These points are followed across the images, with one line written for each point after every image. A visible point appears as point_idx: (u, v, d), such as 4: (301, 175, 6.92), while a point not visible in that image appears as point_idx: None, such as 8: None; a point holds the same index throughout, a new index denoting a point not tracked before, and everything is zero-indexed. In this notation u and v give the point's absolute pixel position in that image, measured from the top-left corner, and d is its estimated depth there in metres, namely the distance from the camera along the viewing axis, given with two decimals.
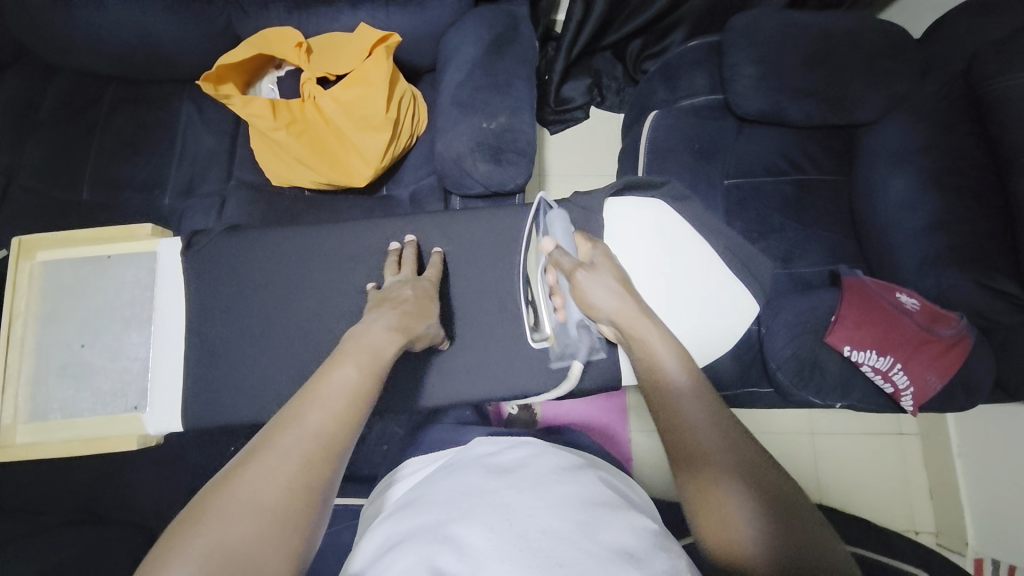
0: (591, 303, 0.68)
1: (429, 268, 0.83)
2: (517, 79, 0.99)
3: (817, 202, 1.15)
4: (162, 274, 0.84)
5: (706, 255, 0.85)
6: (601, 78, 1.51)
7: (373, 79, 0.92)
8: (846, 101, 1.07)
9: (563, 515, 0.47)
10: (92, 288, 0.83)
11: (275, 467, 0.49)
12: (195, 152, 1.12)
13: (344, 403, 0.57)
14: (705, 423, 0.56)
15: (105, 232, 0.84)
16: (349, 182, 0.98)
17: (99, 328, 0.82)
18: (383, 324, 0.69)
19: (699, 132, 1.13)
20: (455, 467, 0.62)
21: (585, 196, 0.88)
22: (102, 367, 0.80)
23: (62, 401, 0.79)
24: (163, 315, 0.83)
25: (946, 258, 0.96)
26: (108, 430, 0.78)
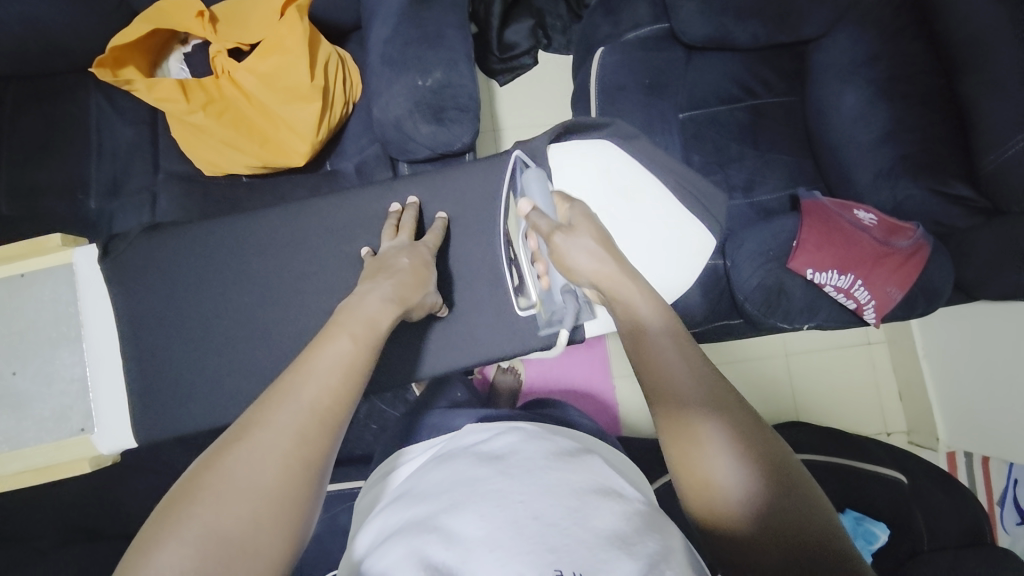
0: (569, 267, 0.63)
1: (429, 233, 0.79)
2: (449, 27, 0.92)
3: (774, 126, 1.13)
4: (83, 288, 0.79)
5: (659, 195, 0.83)
6: (544, 18, 1.43)
7: (289, 45, 0.84)
8: (793, 16, 1.03)
9: (551, 501, 0.47)
10: (12, 312, 0.78)
11: (269, 446, 0.46)
12: (113, 148, 1.03)
13: (339, 376, 0.53)
14: (687, 370, 0.52)
15: (12, 251, 0.78)
16: (285, 162, 0.91)
17: (28, 352, 0.77)
18: (379, 295, 0.65)
19: (648, 66, 1.09)
20: (444, 458, 0.61)
21: (527, 147, 0.84)
22: (41, 394, 0.76)
23: (5, 433, 0.75)
24: (93, 332, 0.79)
25: (901, 169, 0.97)
26: (58, 457, 0.74)
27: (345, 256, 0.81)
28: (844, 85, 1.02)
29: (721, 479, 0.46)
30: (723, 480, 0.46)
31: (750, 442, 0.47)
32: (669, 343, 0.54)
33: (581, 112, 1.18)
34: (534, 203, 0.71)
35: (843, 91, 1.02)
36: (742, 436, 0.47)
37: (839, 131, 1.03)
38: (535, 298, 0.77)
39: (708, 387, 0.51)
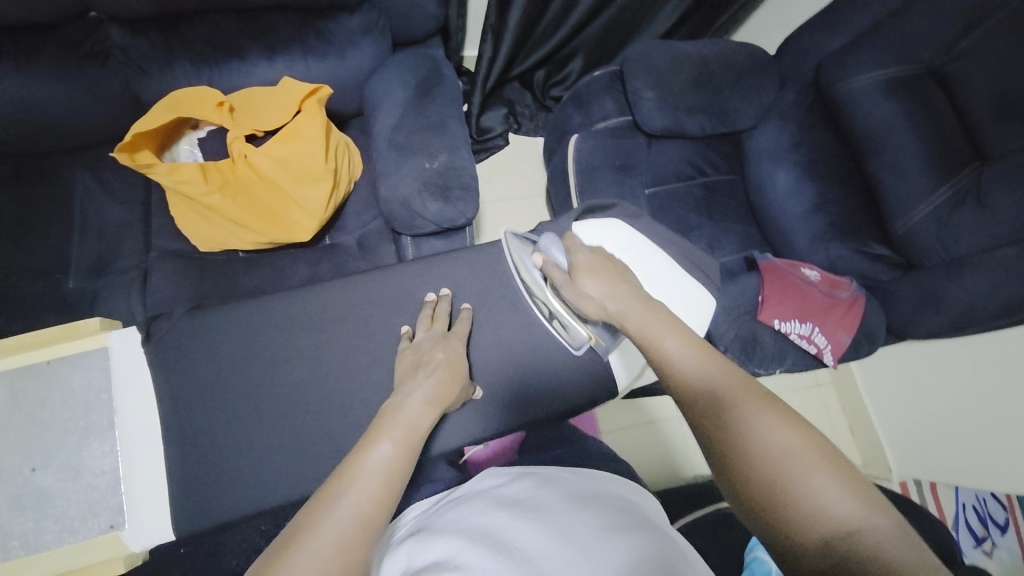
0: (589, 310, 0.74)
1: (458, 324, 0.84)
2: (450, 118, 1.04)
3: (723, 199, 1.32)
4: (119, 373, 0.79)
5: (664, 264, 0.92)
6: (514, 107, 1.61)
7: (307, 132, 0.90)
8: (730, 113, 1.25)
9: (567, 544, 0.50)
10: (39, 402, 0.77)
11: (312, 554, 0.47)
12: (101, 226, 1.00)
13: (381, 484, 0.55)
14: (756, 420, 0.54)
15: (46, 338, 0.78)
16: (292, 238, 0.94)
17: (47, 446, 0.76)
18: (420, 397, 0.68)
19: (617, 149, 1.26)
20: (459, 501, 0.62)
21: (552, 224, 0.94)
22: (60, 488, 0.74)
23: (24, 535, 0.72)
24: (125, 418, 0.78)
25: (830, 234, 1.17)
26: (86, 557, 0.72)
27: (365, 327, 0.85)
28: (776, 167, 1.23)
29: (798, 530, 0.48)
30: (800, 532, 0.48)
31: (834, 492, 0.48)
32: (739, 398, 0.56)
33: (560, 189, 1.33)
34: (547, 256, 0.81)
35: (776, 171, 1.23)
36: (821, 484, 0.49)
37: (776, 204, 1.23)
38: (589, 333, 0.83)
39: (781, 438, 0.52)
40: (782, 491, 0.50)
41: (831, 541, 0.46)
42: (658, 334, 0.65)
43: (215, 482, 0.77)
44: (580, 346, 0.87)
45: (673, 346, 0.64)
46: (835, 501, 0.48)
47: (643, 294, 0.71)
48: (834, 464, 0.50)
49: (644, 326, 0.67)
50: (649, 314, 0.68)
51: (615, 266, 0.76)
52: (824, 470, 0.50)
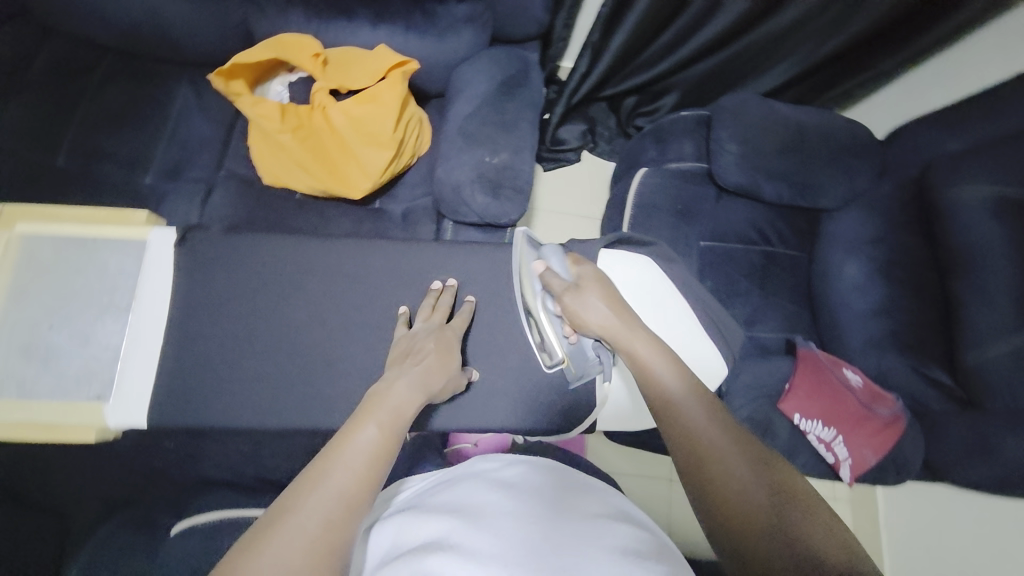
0: (585, 321, 0.74)
1: (458, 316, 0.86)
2: (524, 120, 1.05)
3: (781, 274, 1.25)
4: (149, 265, 0.84)
5: (684, 317, 0.88)
6: (596, 125, 1.60)
7: (385, 99, 0.93)
8: (813, 188, 1.18)
9: (564, 522, 0.57)
10: (71, 268, 0.82)
11: (300, 530, 0.51)
12: (187, 136, 1.09)
13: (365, 462, 0.59)
14: (744, 471, 0.56)
15: (96, 216, 0.84)
16: (345, 193, 0.99)
17: (65, 307, 0.80)
18: (407, 382, 0.71)
19: (683, 194, 1.23)
20: (453, 481, 0.71)
21: (581, 245, 0.92)
22: (64, 349, 0.79)
23: (17, 382, 0.76)
24: (142, 305, 0.83)
25: (887, 342, 1.08)
26: (64, 419, 0.75)
27: (382, 294, 0.88)
28: (848, 258, 1.16)
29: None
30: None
31: (819, 540, 0.51)
32: (729, 446, 0.58)
33: (614, 217, 1.32)
34: (548, 264, 0.81)
35: (846, 262, 1.16)
36: (807, 533, 0.51)
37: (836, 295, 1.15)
38: (562, 355, 0.82)
39: (768, 488, 0.55)
40: (779, 528, 0.51)
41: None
42: (657, 375, 0.66)
43: (206, 394, 0.82)
44: (552, 365, 0.84)
45: (663, 375, 0.66)
46: (822, 547, 0.50)
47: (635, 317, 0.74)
48: (818, 514, 0.53)
49: (644, 364, 0.68)
50: (648, 343, 0.69)
51: (615, 293, 0.77)
52: (808, 520, 0.52)
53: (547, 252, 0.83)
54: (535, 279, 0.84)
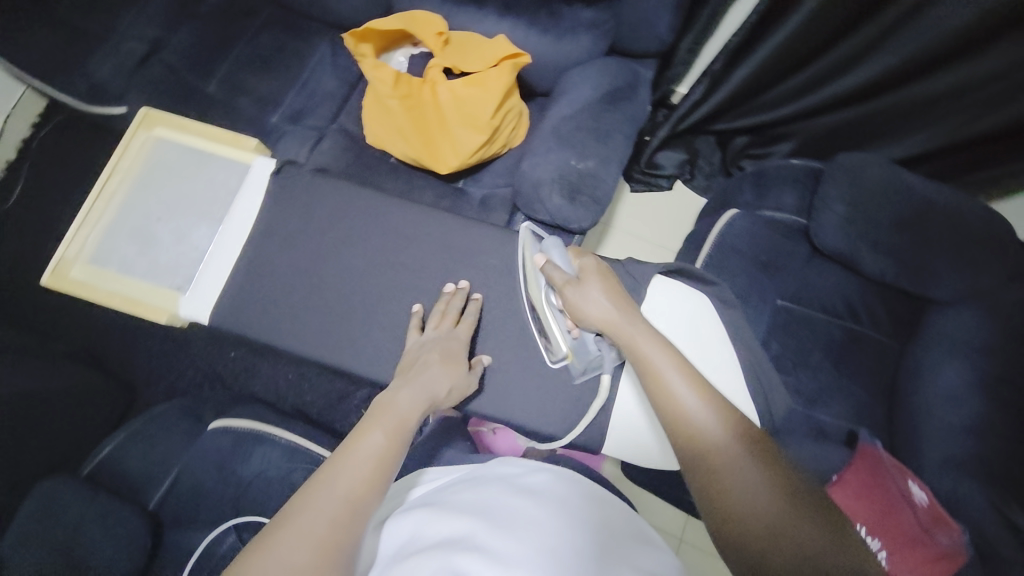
0: (584, 313, 0.73)
1: (464, 321, 0.87)
2: (619, 134, 1.04)
3: (862, 357, 1.13)
4: (247, 185, 0.97)
5: (728, 365, 0.81)
6: (697, 157, 1.57)
7: (490, 86, 0.97)
8: (923, 274, 1.05)
9: (593, 536, 0.66)
10: (187, 175, 0.99)
11: (310, 528, 0.55)
12: (313, 87, 1.21)
13: (369, 468, 0.62)
14: (758, 478, 0.56)
15: (217, 135, 1.01)
16: (433, 165, 1.04)
17: (175, 207, 0.96)
18: (408, 391, 0.73)
19: (770, 245, 1.15)
20: (474, 482, 0.76)
21: (637, 264, 0.88)
22: (165, 240, 0.94)
23: (122, 258, 0.94)
24: (231, 219, 0.95)
25: (969, 466, 0.93)
26: (147, 298, 0.91)
27: (441, 265, 0.93)
28: (947, 360, 1.01)
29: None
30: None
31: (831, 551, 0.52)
32: (742, 454, 0.58)
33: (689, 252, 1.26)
34: (549, 258, 0.81)
35: (945, 365, 1.01)
36: (821, 544, 0.52)
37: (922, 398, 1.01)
38: (565, 350, 0.82)
39: (784, 497, 0.55)
40: (792, 537, 0.53)
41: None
42: (665, 377, 0.64)
43: (264, 312, 0.90)
44: (557, 359, 0.85)
45: (675, 381, 0.64)
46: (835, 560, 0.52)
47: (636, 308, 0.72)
48: (832, 521, 0.54)
49: (652, 360, 0.66)
50: (655, 343, 0.67)
51: (616, 284, 0.75)
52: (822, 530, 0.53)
53: (549, 246, 0.82)
54: (538, 275, 0.84)
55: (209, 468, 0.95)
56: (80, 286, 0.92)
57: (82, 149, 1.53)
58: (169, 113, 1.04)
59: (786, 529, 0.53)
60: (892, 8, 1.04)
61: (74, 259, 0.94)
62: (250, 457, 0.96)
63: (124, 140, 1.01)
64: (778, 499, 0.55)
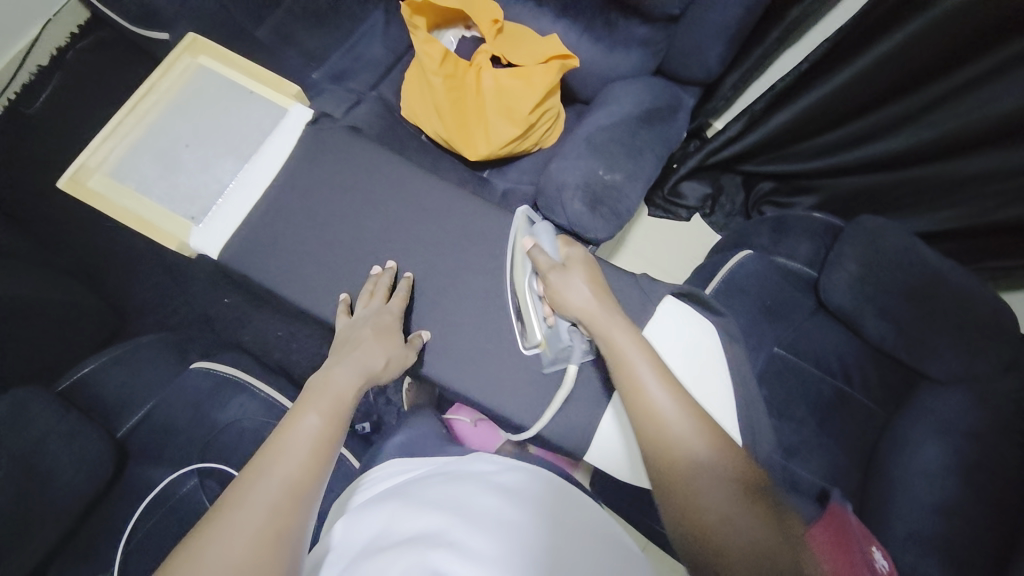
0: (565, 301, 0.77)
1: (395, 295, 0.88)
2: (651, 153, 1.04)
3: (846, 418, 1.13)
4: (281, 129, 0.98)
5: (720, 398, 0.79)
6: (720, 193, 1.58)
7: (534, 82, 0.97)
8: (921, 347, 1.05)
9: (563, 539, 0.67)
10: (223, 108, 0.98)
11: (249, 518, 0.57)
12: (361, 52, 1.24)
13: (308, 452, 0.64)
14: (724, 479, 0.61)
15: (260, 75, 1.00)
16: (462, 149, 1.04)
17: (204, 136, 0.96)
18: (347, 367, 0.74)
19: (777, 291, 1.16)
20: (448, 475, 0.79)
21: (650, 281, 0.90)
22: (188, 168, 0.94)
23: (141, 177, 0.92)
24: (259, 159, 0.96)
25: (933, 544, 0.89)
26: (162, 222, 0.90)
27: (452, 245, 0.94)
28: (930, 438, 1.00)
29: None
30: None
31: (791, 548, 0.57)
32: (710, 457, 0.63)
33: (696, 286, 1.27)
34: (537, 242, 0.85)
35: (927, 441, 1.00)
36: (781, 543, 0.57)
37: (898, 470, 1.00)
38: (540, 338, 0.84)
39: (748, 496, 0.60)
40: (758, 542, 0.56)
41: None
42: (642, 379, 0.69)
43: (270, 258, 0.91)
44: (530, 346, 0.87)
45: (654, 395, 0.68)
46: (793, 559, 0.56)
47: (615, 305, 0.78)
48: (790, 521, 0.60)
49: (629, 363, 0.71)
50: (632, 345, 0.72)
51: (598, 277, 0.81)
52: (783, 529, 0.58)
53: (538, 232, 0.86)
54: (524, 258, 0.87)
55: (185, 406, 0.95)
56: (95, 198, 0.90)
57: (124, 71, 1.55)
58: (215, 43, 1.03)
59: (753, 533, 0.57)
60: (943, 82, 1.07)
61: (93, 170, 0.92)
62: (230, 403, 0.96)
63: (166, 61, 1.00)
64: (748, 503, 0.59)
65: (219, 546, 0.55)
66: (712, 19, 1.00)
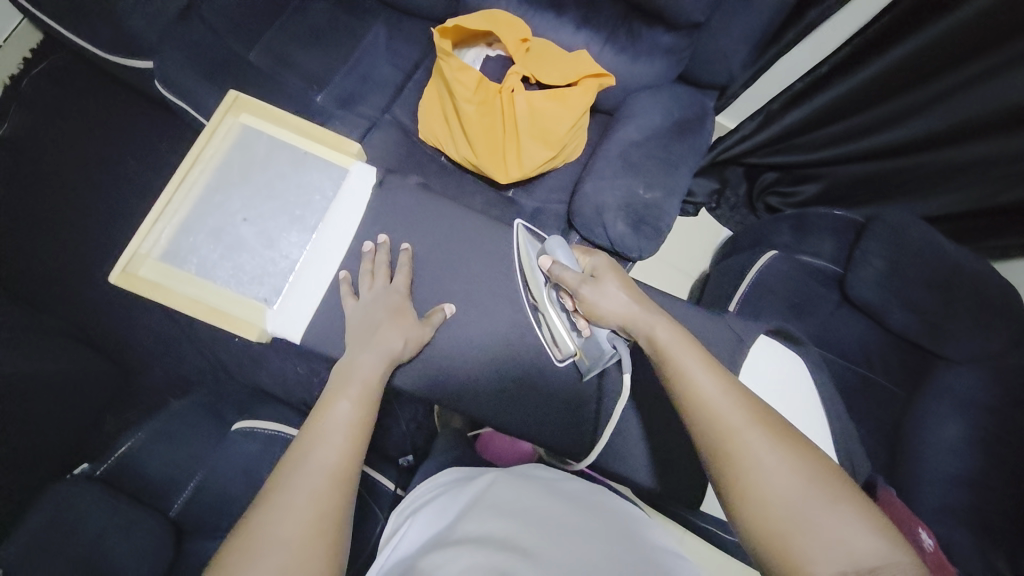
0: (601, 312, 0.78)
1: (399, 270, 0.90)
2: (685, 166, 1.04)
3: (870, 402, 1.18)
4: (346, 193, 0.95)
5: (820, 432, 0.83)
6: (726, 187, 1.62)
7: (570, 102, 0.96)
8: (942, 333, 1.08)
9: (622, 543, 0.68)
10: (279, 174, 0.93)
11: (294, 504, 0.60)
12: (367, 72, 1.18)
13: (345, 437, 0.68)
14: (774, 455, 0.60)
15: (316, 135, 0.96)
16: (492, 174, 1.01)
17: (263, 207, 0.91)
18: (369, 354, 0.79)
19: (803, 290, 1.20)
20: (496, 483, 0.79)
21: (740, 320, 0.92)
22: (251, 245, 0.89)
23: (202, 258, 0.87)
24: (326, 228, 0.92)
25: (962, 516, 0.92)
26: (234, 309, 0.86)
27: (503, 282, 0.96)
28: (950, 416, 1.03)
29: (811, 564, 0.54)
30: (816, 567, 0.54)
31: (853, 529, 0.55)
32: (760, 435, 0.61)
33: (725, 291, 1.30)
34: (556, 259, 0.87)
35: (947, 420, 1.03)
36: (842, 523, 0.55)
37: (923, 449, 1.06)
38: (575, 347, 0.88)
39: (803, 474, 0.59)
40: (806, 491, 0.58)
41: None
42: (687, 365, 0.68)
43: (335, 320, 0.88)
44: (564, 358, 0.90)
45: (695, 368, 0.68)
46: (857, 539, 0.55)
47: (642, 293, 0.79)
48: (854, 502, 0.57)
49: (668, 345, 0.71)
50: (666, 326, 0.73)
51: (630, 281, 0.81)
52: (847, 510, 0.56)
53: (553, 247, 0.88)
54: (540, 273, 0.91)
55: (235, 473, 0.92)
56: (153, 286, 0.85)
57: (103, 107, 1.50)
58: (258, 99, 0.98)
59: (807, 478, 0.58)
60: (953, 73, 1.08)
61: (146, 255, 0.86)
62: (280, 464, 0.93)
63: (210, 124, 0.93)
64: (797, 447, 0.61)
65: (268, 531, 0.58)
66: (737, 26, 1.03)
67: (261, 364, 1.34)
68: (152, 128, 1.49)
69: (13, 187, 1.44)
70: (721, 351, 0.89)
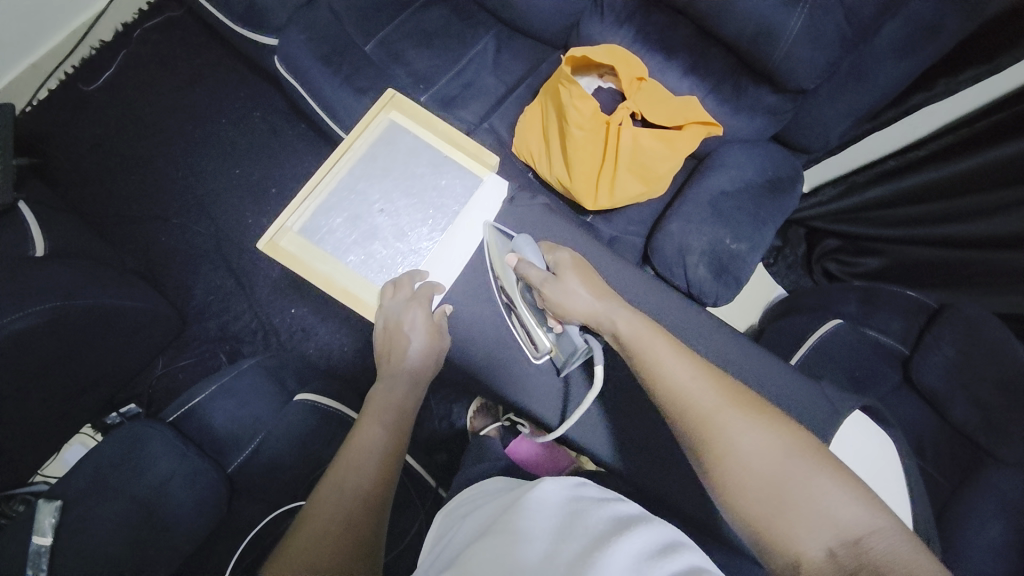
0: (567, 309, 0.79)
1: (423, 287, 0.90)
2: (772, 223, 1.06)
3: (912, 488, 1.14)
4: (477, 201, 0.98)
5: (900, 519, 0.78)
6: (786, 245, 1.62)
7: (673, 145, 0.99)
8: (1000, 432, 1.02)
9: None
10: (416, 172, 0.97)
11: (326, 525, 0.70)
12: (472, 80, 1.23)
13: (374, 465, 0.78)
14: (750, 433, 0.61)
15: (458, 140, 1.00)
16: (580, 198, 1.04)
17: (399, 202, 0.95)
18: (405, 383, 0.87)
19: (861, 361, 1.19)
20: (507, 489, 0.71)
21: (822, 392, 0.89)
22: (384, 236, 0.93)
23: (337, 241, 0.91)
24: (454, 232, 0.96)
25: None
26: (361, 293, 0.90)
27: None
28: (994, 516, 0.95)
29: (804, 536, 0.55)
30: (805, 543, 0.55)
31: (835, 497, 0.56)
32: (736, 416, 0.63)
33: (779, 347, 1.29)
34: (522, 257, 0.86)
35: (990, 521, 0.95)
36: (826, 491, 0.57)
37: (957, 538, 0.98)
38: (549, 345, 0.87)
39: (781, 447, 0.60)
40: (790, 457, 0.59)
41: (835, 551, 0.54)
42: (658, 355, 0.70)
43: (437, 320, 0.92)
44: (539, 355, 0.89)
45: (670, 359, 0.69)
46: (842, 508, 0.56)
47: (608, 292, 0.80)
48: (831, 469, 0.59)
49: (648, 348, 0.71)
50: (636, 319, 0.75)
51: (590, 272, 0.83)
52: (824, 477, 0.58)
53: (519, 245, 0.88)
54: (509, 271, 0.89)
55: (292, 443, 0.94)
56: (289, 258, 0.89)
57: (201, 65, 1.57)
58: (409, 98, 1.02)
59: (787, 451, 0.60)
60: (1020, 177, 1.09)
61: (288, 228, 0.91)
62: (337, 441, 0.95)
63: (363, 117, 0.98)
64: (771, 419, 0.63)
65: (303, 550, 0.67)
66: (844, 100, 1.04)
67: (309, 334, 1.38)
68: (247, 95, 1.56)
69: (110, 127, 1.51)
70: (806, 417, 0.86)
